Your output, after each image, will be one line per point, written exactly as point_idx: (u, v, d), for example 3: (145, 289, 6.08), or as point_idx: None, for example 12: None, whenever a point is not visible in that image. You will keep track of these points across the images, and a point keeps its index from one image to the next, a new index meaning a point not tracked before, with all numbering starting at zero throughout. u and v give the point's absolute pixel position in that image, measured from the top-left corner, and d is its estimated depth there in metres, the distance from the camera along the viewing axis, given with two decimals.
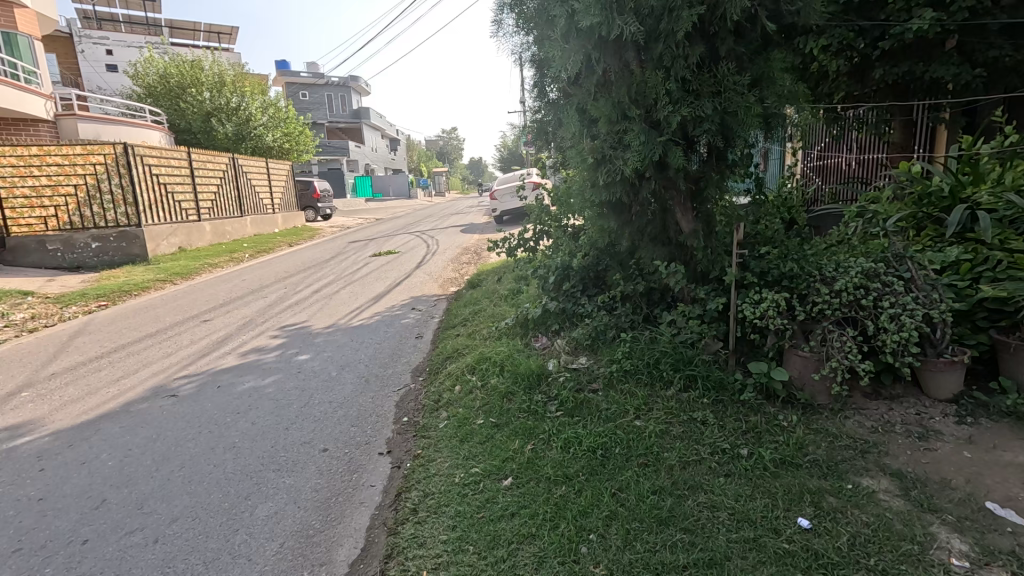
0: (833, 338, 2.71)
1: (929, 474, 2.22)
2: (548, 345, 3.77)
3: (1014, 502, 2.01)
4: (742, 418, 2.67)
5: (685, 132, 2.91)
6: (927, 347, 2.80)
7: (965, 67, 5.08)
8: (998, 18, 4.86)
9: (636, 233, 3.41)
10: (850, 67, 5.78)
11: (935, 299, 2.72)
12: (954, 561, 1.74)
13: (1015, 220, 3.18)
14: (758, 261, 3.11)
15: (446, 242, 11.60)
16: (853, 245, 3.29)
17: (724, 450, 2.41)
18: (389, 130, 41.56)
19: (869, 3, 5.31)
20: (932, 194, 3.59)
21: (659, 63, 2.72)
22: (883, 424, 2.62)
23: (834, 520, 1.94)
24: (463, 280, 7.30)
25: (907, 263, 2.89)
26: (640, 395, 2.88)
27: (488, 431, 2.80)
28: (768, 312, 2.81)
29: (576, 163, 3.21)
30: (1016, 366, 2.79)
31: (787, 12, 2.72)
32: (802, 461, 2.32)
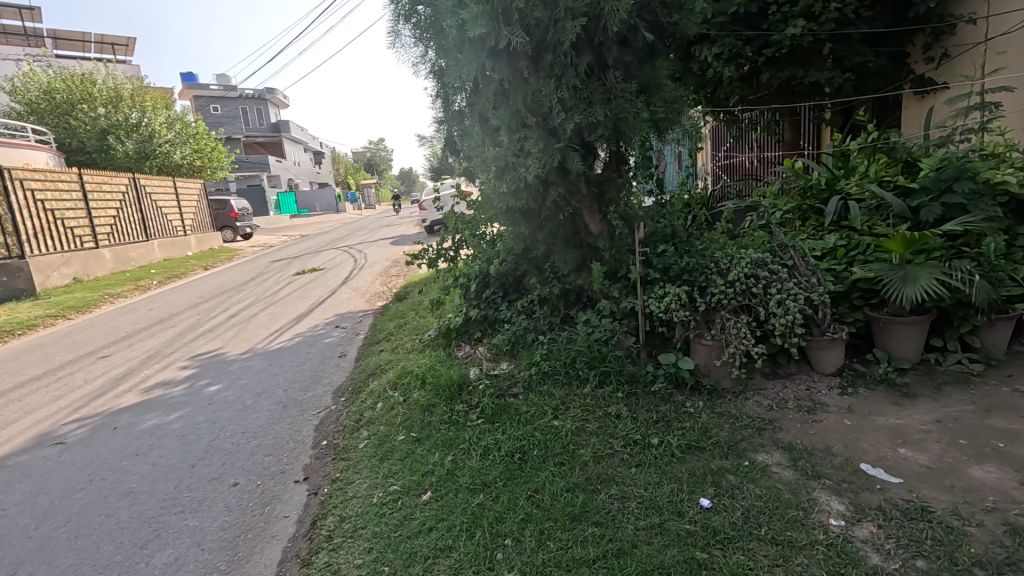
0: (731, 326, 2.90)
1: (814, 443, 2.42)
2: (471, 353, 3.77)
3: (884, 461, 2.24)
4: (653, 408, 2.80)
5: (583, 138, 3.03)
6: (812, 327, 3.07)
7: (837, 72, 5.63)
8: (859, 28, 5.44)
9: (548, 237, 3.50)
10: (741, 73, 6.25)
11: (815, 283, 2.96)
12: (832, 521, 1.90)
13: (878, 208, 3.55)
14: (660, 258, 3.28)
15: (375, 255, 11.30)
16: (746, 237, 3.54)
17: (636, 441, 2.51)
18: (312, 143, 40.16)
19: (751, 14, 5.78)
20: (813, 187, 3.93)
21: (552, 72, 2.83)
22: (778, 401, 2.83)
23: (732, 496, 2.07)
24: (391, 294, 7.16)
25: (790, 252, 3.14)
26: (558, 395, 2.95)
27: (408, 446, 2.75)
28: (671, 305, 2.96)
29: (483, 172, 3.26)
30: (887, 338, 3.11)
31: (667, 24, 2.90)
32: (705, 444, 2.45)
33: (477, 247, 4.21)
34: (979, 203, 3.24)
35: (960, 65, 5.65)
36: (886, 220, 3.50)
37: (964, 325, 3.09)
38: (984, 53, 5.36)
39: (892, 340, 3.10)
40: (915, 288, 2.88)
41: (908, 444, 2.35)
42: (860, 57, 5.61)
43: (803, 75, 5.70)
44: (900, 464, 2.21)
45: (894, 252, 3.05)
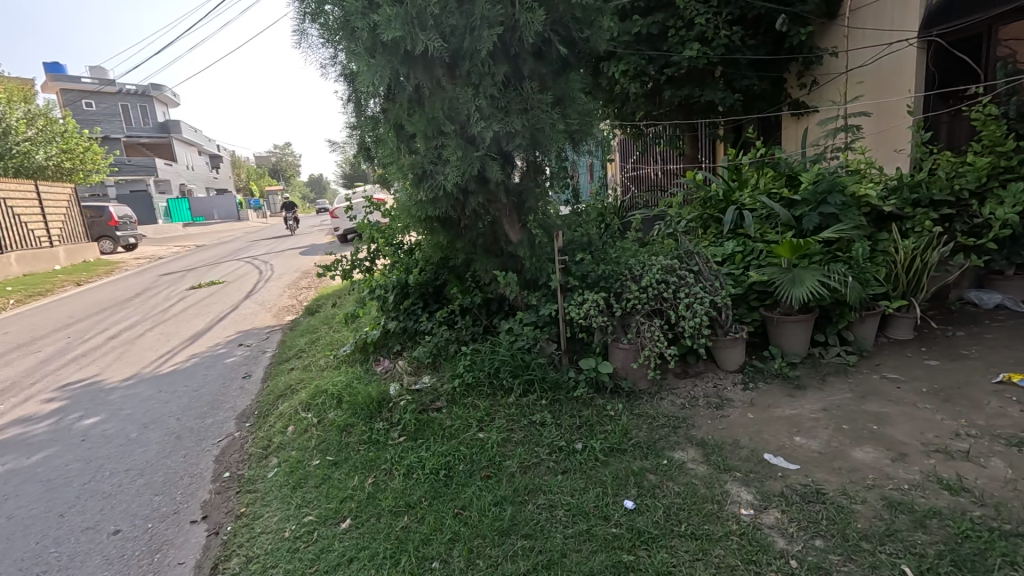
0: (646, 329, 3.03)
1: (723, 437, 2.58)
2: (390, 368, 3.62)
3: (783, 450, 2.43)
4: (576, 413, 2.84)
5: (501, 148, 3.05)
6: (717, 328, 3.29)
7: (728, 92, 6.16)
8: (745, 54, 6.01)
9: (468, 246, 3.46)
10: (645, 90, 6.65)
11: (718, 286, 3.18)
12: (744, 511, 2.02)
13: (767, 217, 3.91)
14: (579, 265, 3.36)
15: (283, 266, 10.57)
16: (655, 244, 3.72)
17: (561, 448, 2.53)
18: (207, 145, 37.00)
19: (653, 36, 6.17)
20: (712, 198, 4.24)
21: (468, 80, 2.82)
22: (690, 399, 3.00)
23: (653, 496, 2.14)
24: (301, 307, 6.71)
25: (695, 258, 3.34)
26: (482, 406, 2.91)
27: (324, 471, 2.57)
28: (590, 311, 3.04)
29: (399, 180, 3.16)
30: (779, 335, 3.42)
31: (579, 38, 3.00)
32: (626, 445, 2.53)
33: (394, 258, 4.06)
34: (849, 214, 3.67)
35: (827, 91, 6.42)
36: (775, 228, 3.86)
37: (841, 322, 3.47)
38: (846, 82, 6.13)
39: (784, 337, 3.41)
40: (801, 290, 3.18)
41: (802, 431, 2.58)
42: (747, 80, 6.19)
43: (699, 94, 6.17)
44: (796, 451, 2.42)
45: (783, 257, 3.36)
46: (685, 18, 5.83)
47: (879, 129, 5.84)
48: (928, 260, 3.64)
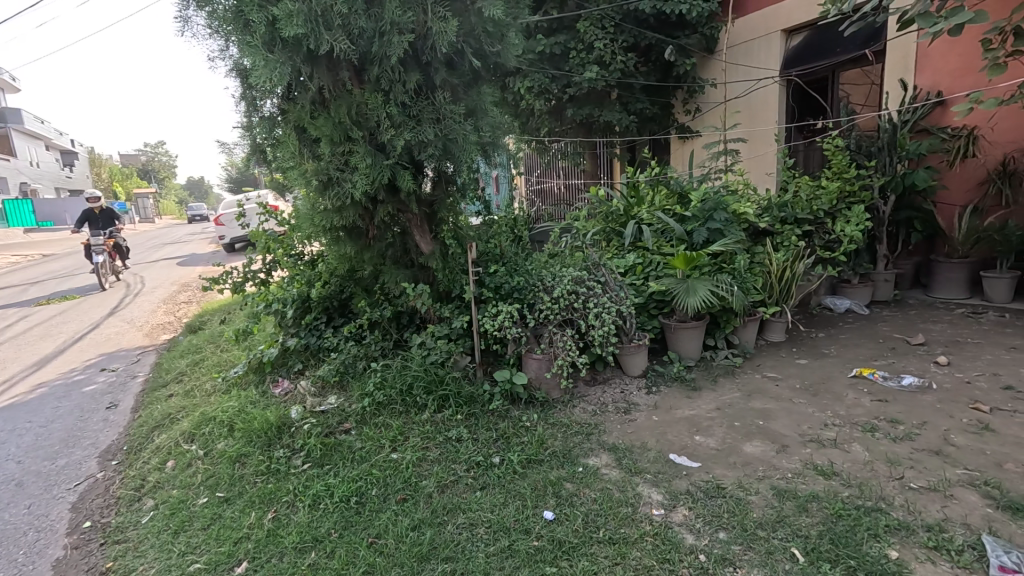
0: (558, 339, 3.09)
1: (632, 441, 2.70)
2: (290, 390, 3.34)
3: (685, 449, 2.60)
4: (493, 426, 2.82)
5: (411, 156, 2.98)
6: (622, 335, 3.46)
7: (625, 114, 6.60)
8: (638, 80, 6.49)
9: (376, 257, 3.32)
10: (549, 107, 6.90)
11: (623, 296, 3.33)
12: (655, 511, 2.12)
13: (663, 231, 4.20)
14: (492, 277, 3.35)
15: (156, 279, 9.41)
16: (564, 255, 3.83)
17: (479, 463, 2.49)
18: (57, 139, 32.08)
19: (556, 56, 6.46)
20: (613, 213, 4.47)
21: (377, 86, 2.75)
22: (600, 406, 3.10)
23: (571, 504, 2.17)
24: (179, 325, 6.00)
25: (602, 269, 3.49)
26: (395, 425, 2.78)
27: (214, 510, 2.28)
28: (504, 323, 3.05)
29: (300, 187, 2.95)
30: (677, 341, 3.68)
31: (490, 53, 3.01)
32: (543, 455, 2.54)
33: (293, 269, 3.77)
34: (732, 229, 4.06)
35: (709, 118, 7.11)
36: (670, 241, 4.15)
37: (728, 326, 3.82)
38: (723, 111, 6.84)
39: (681, 342, 3.68)
40: (695, 298, 3.45)
41: (700, 430, 2.78)
42: (640, 103, 6.68)
43: (599, 114, 6.55)
44: (697, 449, 2.60)
45: (678, 269, 3.62)
46: (584, 42, 6.17)
47: (752, 154, 6.57)
48: (795, 271, 4.14)
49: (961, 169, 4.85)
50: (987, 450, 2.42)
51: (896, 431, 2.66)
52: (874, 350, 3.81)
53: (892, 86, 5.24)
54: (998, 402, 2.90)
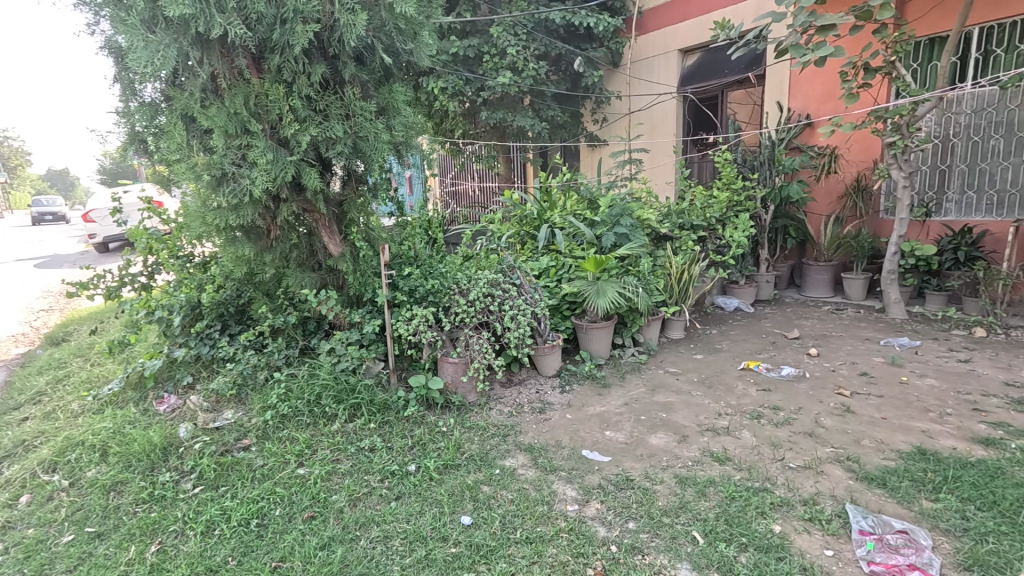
0: (474, 342, 3.09)
1: (547, 440, 2.76)
2: (178, 406, 3.02)
3: (597, 445, 2.71)
4: (407, 433, 2.74)
5: (318, 153, 2.83)
6: (537, 336, 3.53)
7: (537, 120, 6.78)
8: (549, 88, 6.69)
9: (278, 259, 3.10)
10: (463, 109, 6.90)
11: (537, 298, 3.39)
12: (570, 507, 2.18)
13: (575, 235, 4.36)
14: (406, 280, 3.26)
15: (5, 283, 8.07)
16: (479, 257, 3.83)
17: (393, 472, 2.41)
18: None
19: (469, 58, 6.48)
20: (526, 216, 4.55)
21: (278, 77, 2.59)
22: (516, 406, 3.14)
23: (489, 507, 2.17)
24: (36, 337, 5.19)
25: (516, 272, 3.52)
26: (302, 438, 2.62)
27: (82, 548, 1.99)
28: (419, 327, 2.99)
29: (188, 181, 2.69)
30: (588, 341, 3.83)
31: (402, 50, 2.93)
32: (460, 460, 2.52)
33: (180, 272, 3.42)
34: (636, 234, 4.31)
35: (615, 128, 7.50)
36: (581, 245, 4.31)
37: (634, 326, 4.03)
38: (628, 122, 7.25)
39: (592, 341, 3.83)
40: (605, 300, 3.60)
41: (610, 426, 2.91)
42: (551, 111, 6.90)
43: (512, 118, 6.67)
44: (607, 444, 2.72)
45: (589, 271, 3.77)
46: (497, 47, 6.25)
47: (654, 163, 7.02)
48: (692, 273, 4.47)
49: (826, 183, 5.55)
50: (849, 429, 2.78)
51: (777, 417, 2.96)
52: (758, 345, 4.23)
53: (771, 107, 5.85)
54: (856, 387, 3.34)
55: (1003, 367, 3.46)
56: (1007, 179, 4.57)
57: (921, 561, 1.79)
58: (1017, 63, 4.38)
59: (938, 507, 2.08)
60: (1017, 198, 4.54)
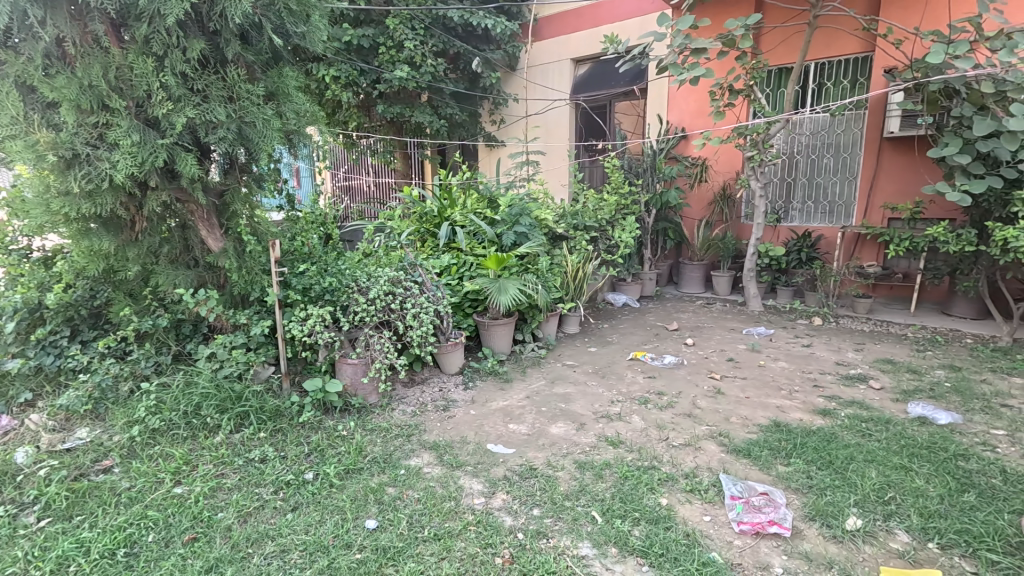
0: (374, 342, 2.99)
1: (452, 437, 2.76)
2: (14, 427, 2.57)
3: (501, 438, 2.77)
4: (302, 440, 2.59)
5: (195, 138, 2.57)
6: (439, 334, 3.51)
7: (435, 117, 6.75)
8: (447, 85, 6.69)
9: (145, 255, 2.76)
10: (358, 100, 6.65)
11: (440, 296, 3.37)
12: (477, 500, 2.21)
13: (476, 233, 4.40)
14: (299, 278, 3.06)
15: None
16: (379, 254, 3.70)
17: (288, 482, 2.26)
18: None
19: (364, 49, 6.26)
20: (427, 214, 4.49)
21: (146, 49, 2.32)
22: (419, 405, 3.10)
23: (394, 508, 2.12)
24: None
25: (418, 269, 3.46)
26: (178, 453, 2.36)
27: None
28: (315, 328, 2.83)
29: (26, 163, 2.30)
30: (490, 337, 3.90)
31: (293, 33, 2.74)
32: (362, 464, 2.43)
33: (15, 269, 2.91)
34: (535, 233, 4.45)
35: (512, 130, 7.67)
36: (482, 243, 4.37)
37: (534, 322, 4.17)
38: (525, 125, 7.48)
39: (493, 338, 3.91)
40: (506, 297, 3.68)
41: (513, 419, 2.99)
42: (450, 109, 6.90)
43: (410, 114, 6.57)
44: (511, 436, 2.79)
45: (491, 269, 3.86)
46: (394, 39, 6.12)
47: (550, 166, 7.33)
48: (586, 271, 4.73)
49: (699, 191, 6.17)
50: (720, 408, 3.14)
51: (662, 401, 3.26)
52: (644, 336, 4.60)
53: (652, 119, 6.38)
54: (725, 371, 3.78)
55: (834, 350, 4.13)
56: (836, 192, 5.44)
57: (778, 516, 2.07)
58: (842, 95, 5.24)
59: (790, 469, 2.44)
60: (844, 207, 5.42)
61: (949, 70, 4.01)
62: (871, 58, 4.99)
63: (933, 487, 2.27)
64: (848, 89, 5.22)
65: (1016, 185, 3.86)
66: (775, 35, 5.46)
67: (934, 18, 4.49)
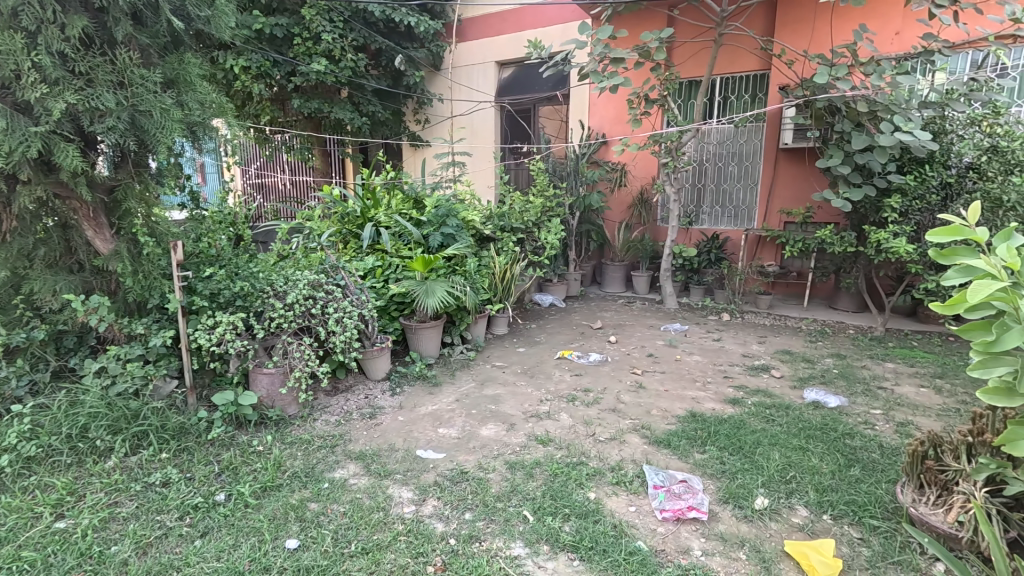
0: (293, 349, 2.81)
1: (379, 445, 2.67)
2: None
3: (431, 443, 2.71)
4: (212, 459, 2.38)
5: (78, 126, 2.29)
6: (364, 339, 3.39)
7: (356, 114, 6.52)
8: (368, 82, 6.51)
9: (15, 257, 2.46)
10: (271, 93, 6.29)
11: (364, 300, 3.24)
12: (407, 509, 2.15)
13: (401, 235, 4.29)
14: (206, 282, 2.81)
15: None
16: (296, 256, 3.49)
17: (196, 506, 2.06)
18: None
19: (277, 39, 5.93)
20: (349, 214, 4.30)
21: (15, 24, 2.04)
22: (343, 414, 2.97)
23: (318, 525, 2.01)
24: None
25: (340, 272, 3.31)
26: (59, 483, 2.09)
27: None
28: (225, 337, 2.62)
29: None
30: (417, 341, 3.82)
31: (196, 17, 2.52)
32: (281, 480, 2.28)
33: None
34: (462, 235, 4.41)
35: (436, 130, 7.59)
36: (408, 245, 4.27)
37: (462, 324, 4.14)
38: (450, 125, 7.42)
39: (421, 341, 3.84)
40: (434, 299, 3.63)
41: (443, 423, 2.95)
42: (371, 106, 6.72)
43: (329, 110, 6.32)
44: (441, 441, 2.74)
45: (417, 270, 3.78)
46: (310, 30, 5.86)
47: (475, 167, 7.36)
48: (513, 273, 4.77)
49: (619, 194, 6.44)
50: (642, 402, 3.29)
51: (588, 398, 3.36)
52: (570, 335, 4.72)
53: (575, 124, 6.57)
54: (646, 366, 3.96)
55: (741, 343, 4.48)
56: (740, 198, 5.91)
57: (696, 502, 2.19)
58: (743, 109, 5.70)
59: (705, 457, 2.60)
60: (747, 211, 5.89)
61: (831, 90, 4.48)
62: (768, 76, 5.47)
63: (826, 464, 2.52)
64: (748, 103, 5.68)
65: (886, 194, 4.39)
66: (686, 49, 5.82)
67: (819, 42, 4.99)
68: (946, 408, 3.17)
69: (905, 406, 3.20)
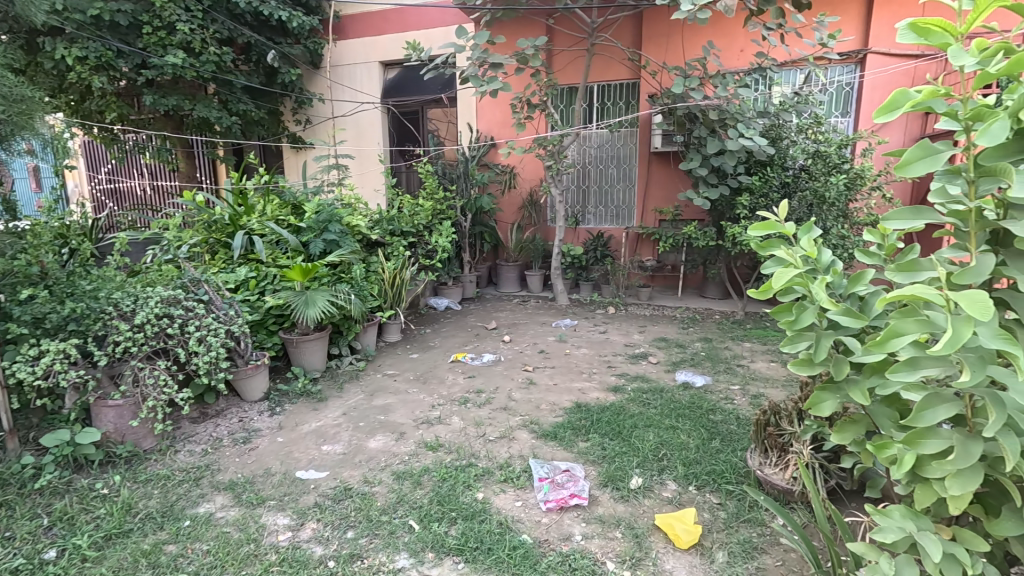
0: (145, 376, 2.50)
1: (253, 471, 2.47)
2: None
3: (313, 462, 2.57)
4: (40, 511, 2.06)
5: None
6: (236, 358, 3.12)
7: (224, 113, 5.97)
8: (237, 78, 6.00)
9: None
10: (116, 87, 5.58)
11: (232, 315, 2.97)
12: (282, 536, 2.02)
13: (277, 242, 4.01)
14: (25, 305, 2.41)
15: None
16: (150, 271, 3.13)
17: (16, 569, 1.77)
18: None
19: (121, 26, 5.28)
20: (216, 222, 3.90)
21: None
22: (212, 442, 2.71)
23: (174, 569, 1.82)
24: None
25: (203, 286, 3.01)
26: None
27: None
28: (53, 368, 2.27)
29: None
30: (299, 355, 3.60)
31: None
32: (130, 525, 2.02)
33: None
34: (347, 240, 4.18)
35: (318, 131, 7.22)
36: (285, 253, 3.99)
37: (349, 334, 3.97)
38: (332, 127, 7.08)
39: (304, 355, 3.62)
40: (315, 309, 3.43)
41: (327, 439, 2.80)
42: (241, 104, 6.16)
43: (189, 107, 5.73)
44: (324, 458, 2.61)
45: (296, 280, 3.53)
46: (162, 19, 5.27)
47: (362, 171, 7.10)
48: (403, 278, 4.66)
49: (509, 196, 6.58)
50: (532, 398, 3.39)
51: (480, 399, 3.39)
52: (464, 338, 4.73)
53: (462, 127, 6.60)
54: (537, 362, 4.09)
55: (624, 334, 4.78)
56: (619, 198, 6.30)
57: (577, 489, 2.30)
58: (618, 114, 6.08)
59: (588, 444, 2.74)
60: (626, 211, 6.31)
61: (689, 100, 4.94)
62: (638, 85, 5.89)
63: (692, 439, 2.78)
64: (622, 110, 6.07)
65: (738, 193, 4.93)
66: (563, 57, 6.11)
67: (676, 55, 5.50)
68: (789, 378, 3.65)
69: (758, 380, 3.63)
